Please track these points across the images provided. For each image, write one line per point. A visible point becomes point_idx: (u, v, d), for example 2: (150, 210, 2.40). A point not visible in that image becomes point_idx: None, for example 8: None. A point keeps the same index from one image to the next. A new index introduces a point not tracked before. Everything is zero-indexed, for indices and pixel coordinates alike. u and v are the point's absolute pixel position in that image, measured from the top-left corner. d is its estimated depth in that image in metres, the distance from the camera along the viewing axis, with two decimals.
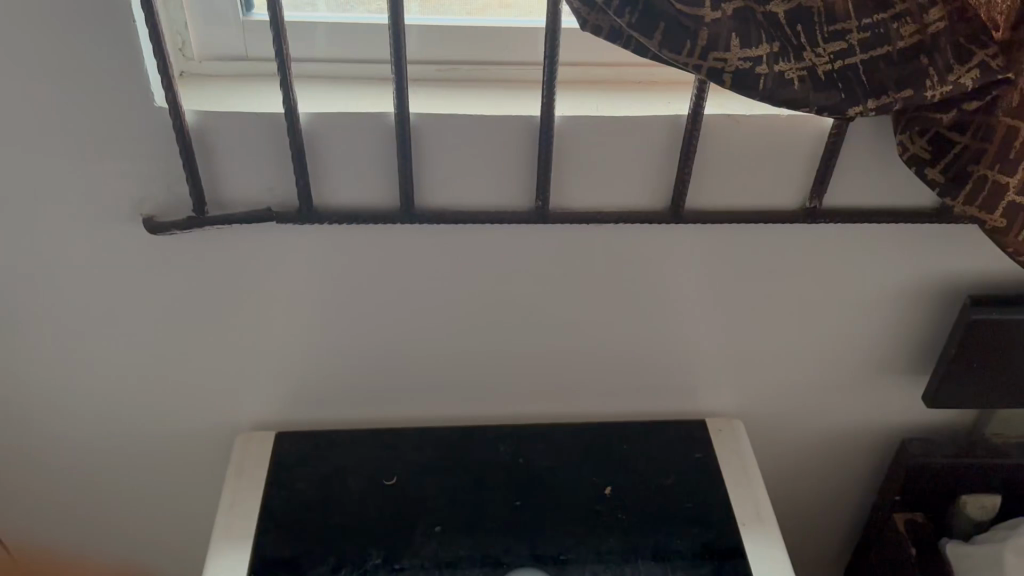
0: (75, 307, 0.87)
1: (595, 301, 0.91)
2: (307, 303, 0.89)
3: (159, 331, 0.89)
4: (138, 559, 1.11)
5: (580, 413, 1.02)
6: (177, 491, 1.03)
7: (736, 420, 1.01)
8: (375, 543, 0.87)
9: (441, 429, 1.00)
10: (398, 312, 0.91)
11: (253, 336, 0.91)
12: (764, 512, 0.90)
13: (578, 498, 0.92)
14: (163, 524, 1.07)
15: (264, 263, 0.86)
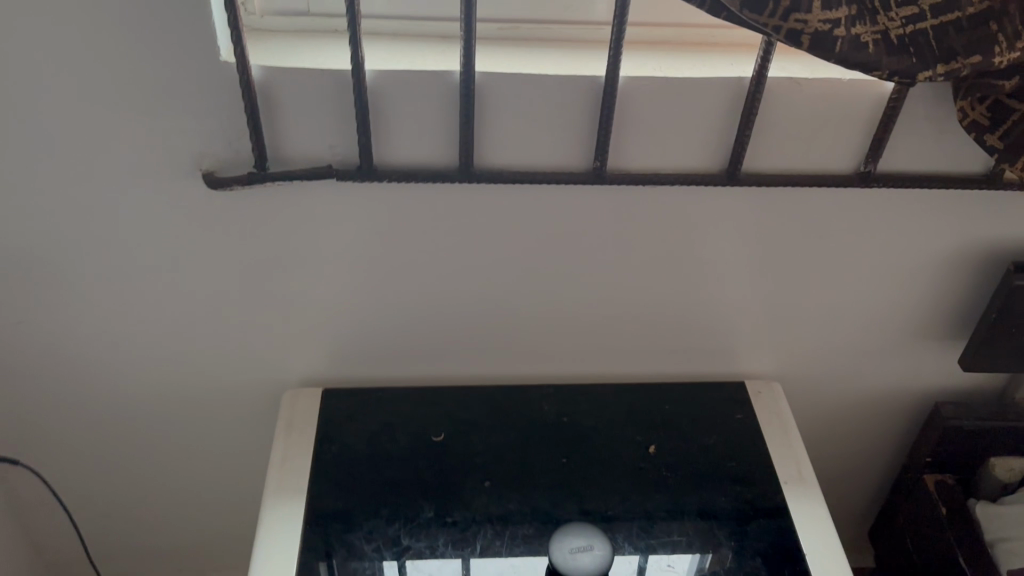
0: (130, 262, 0.87)
1: (645, 264, 0.92)
2: (360, 261, 0.90)
3: (213, 288, 0.90)
4: (183, 512, 1.13)
5: (623, 373, 1.03)
6: (222, 445, 1.05)
7: (775, 382, 1.03)
8: (426, 497, 0.89)
9: (486, 388, 1.01)
10: (451, 271, 0.92)
11: (305, 293, 0.92)
12: (805, 472, 0.93)
13: (624, 456, 0.94)
14: (207, 478, 1.09)
15: (320, 221, 0.86)
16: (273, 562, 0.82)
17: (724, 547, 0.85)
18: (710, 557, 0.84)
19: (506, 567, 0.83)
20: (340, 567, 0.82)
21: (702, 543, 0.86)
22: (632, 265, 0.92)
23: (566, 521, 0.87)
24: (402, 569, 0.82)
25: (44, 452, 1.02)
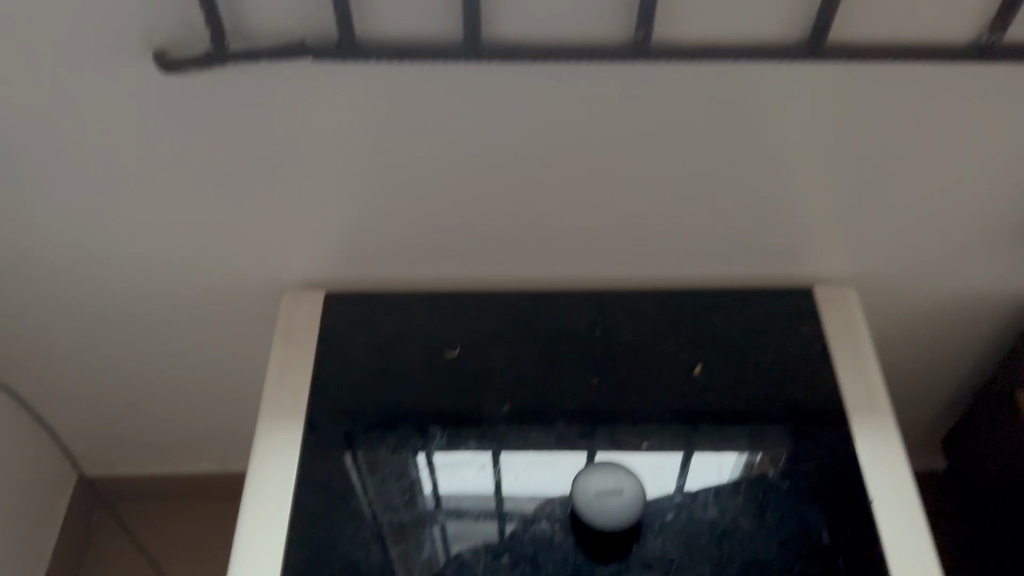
0: (86, 161, 0.75)
1: (698, 163, 0.76)
2: (352, 163, 0.75)
3: (187, 190, 0.78)
4: (199, 403, 1.08)
5: (668, 278, 0.90)
6: (227, 344, 0.97)
7: (849, 289, 0.88)
8: (437, 427, 0.80)
9: (509, 297, 0.90)
10: (461, 175, 0.76)
11: (294, 196, 0.79)
12: (878, 398, 0.80)
13: (665, 376, 0.83)
14: (218, 373, 1.02)
15: (302, 117, 0.71)
16: (276, 465, 0.76)
17: (776, 488, 0.74)
18: (761, 457, 0.77)
19: (534, 479, 0.76)
20: (365, 458, 0.77)
21: (750, 486, 0.75)
22: (682, 165, 0.76)
23: (593, 453, 0.78)
24: (430, 461, 0.77)
25: (39, 349, 0.96)
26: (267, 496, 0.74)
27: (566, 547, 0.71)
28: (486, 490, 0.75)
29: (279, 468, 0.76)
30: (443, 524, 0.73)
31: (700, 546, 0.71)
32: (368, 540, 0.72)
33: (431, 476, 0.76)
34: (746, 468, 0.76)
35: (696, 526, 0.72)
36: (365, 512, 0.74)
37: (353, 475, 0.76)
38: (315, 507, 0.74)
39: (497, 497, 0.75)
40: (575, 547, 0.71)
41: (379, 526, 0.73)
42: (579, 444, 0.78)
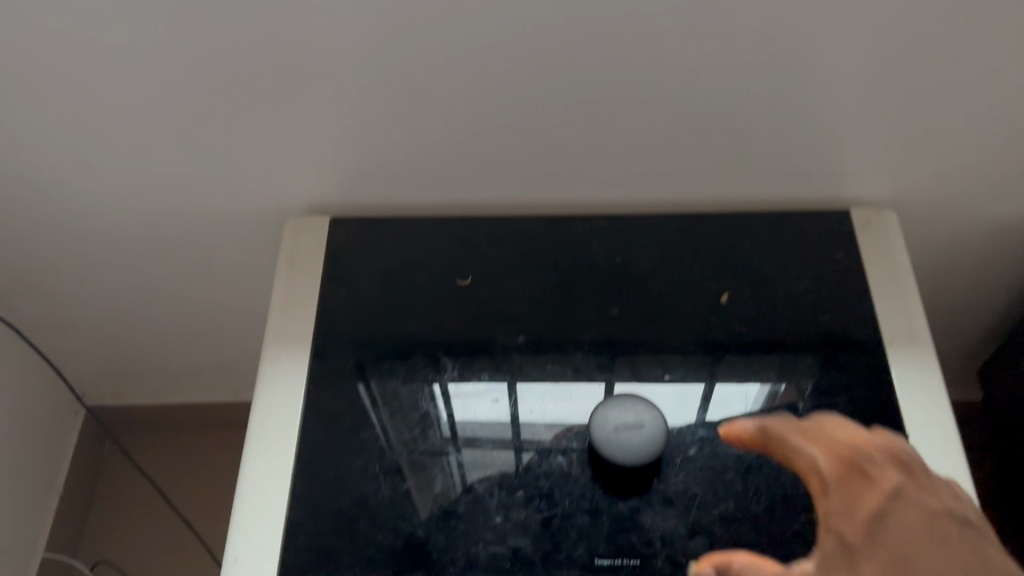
0: (65, 83, 0.69)
1: (730, 77, 0.69)
2: (353, 79, 0.70)
3: (179, 113, 0.73)
4: (208, 328, 1.05)
5: (695, 201, 0.84)
6: (233, 268, 0.94)
7: (889, 212, 0.83)
8: (449, 355, 0.76)
9: (524, 222, 0.85)
10: (471, 92, 0.71)
11: (294, 116, 0.73)
12: (917, 328, 0.75)
13: (689, 305, 0.79)
14: (226, 297, 0.99)
15: (295, 31, 0.65)
16: (281, 397, 0.73)
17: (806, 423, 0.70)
18: (785, 387, 0.73)
19: (548, 414, 0.72)
20: (378, 389, 0.74)
21: None
22: (712, 79, 0.69)
23: (612, 384, 0.74)
24: (444, 392, 0.74)
25: (40, 276, 0.93)
26: (271, 429, 0.71)
27: (584, 483, 0.68)
28: (501, 420, 0.72)
29: (284, 401, 0.72)
30: (458, 455, 0.70)
31: (724, 483, 0.67)
32: (379, 474, 0.69)
33: (446, 405, 0.73)
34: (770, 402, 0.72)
35: (721, 462, 0.68)
36: (376, 446, 0.71)
37: (368, 406, 0.73)
38: (322, 440, 0.71)
39: (514, 427, 0.71)
40: (593, 484, 0.67)
41: (391, 461, 0.70)
42: (597, 377, 0.74)
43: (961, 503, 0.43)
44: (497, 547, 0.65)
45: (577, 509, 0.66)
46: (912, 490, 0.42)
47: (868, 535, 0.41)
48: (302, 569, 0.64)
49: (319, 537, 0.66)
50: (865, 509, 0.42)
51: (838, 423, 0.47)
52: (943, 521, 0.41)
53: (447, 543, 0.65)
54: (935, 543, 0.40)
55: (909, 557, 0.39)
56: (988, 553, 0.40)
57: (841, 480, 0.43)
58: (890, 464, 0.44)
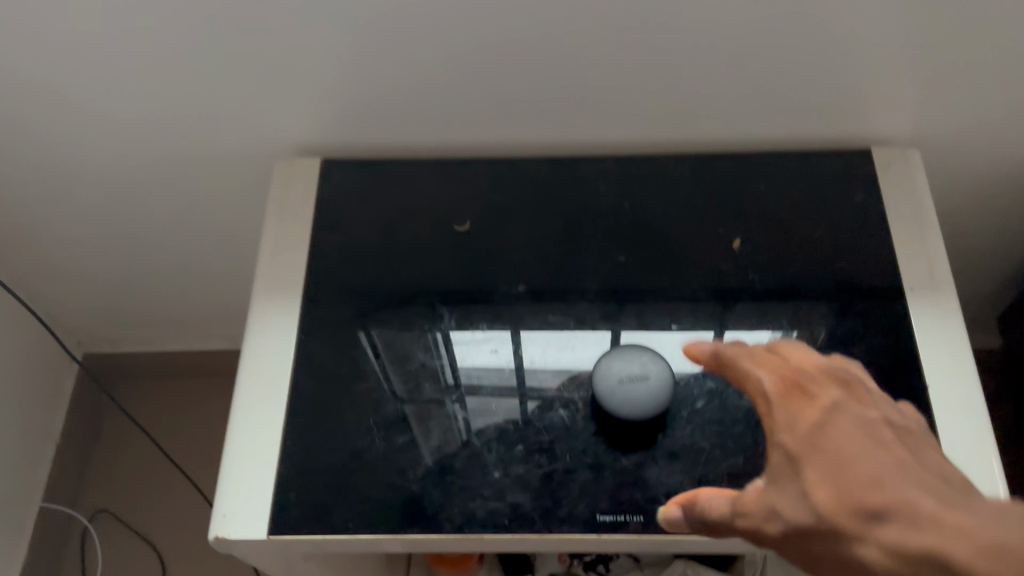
0: (32, 24, 0.64)
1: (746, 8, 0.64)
2: (338, 14, 0.65)
3: (155, 54, 0.68)
4: (204, 274, 1.03)
5: (707, 140, 0.80)
6: (226, 213, 0.90)
7: (912, 151, 0.78)
8: (451, 311, 0.73)
9: (525, 163, 0.81)
10: (465, 26, 0.66)
11: (278, 55, 0.69)
12: (940, 274, 0.71)
13: (700, 251, 0.75)
14: (220, 242, 0.96)
15: None
16: (272, 346, 0.69)
17: None
18: (797, 334, 0.69)
19: (556, 362, 0.69)
20: (379, 336, 0.71)
21: None
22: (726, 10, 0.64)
23: (617, 333, 0.70)
24: (448, 340, 0.71)
25: (26, 224, 0.90)
26: (262, 381, 0.68)
27: (586, 437, 0.65)
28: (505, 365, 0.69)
29: (275, 352, 0.69)
30: (458, 405, 0.67)
31: (733, 436, 0.64)
32: (373, 428, 0.66)
33: (448, 353, 0.70)
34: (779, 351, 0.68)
35: (731, 414, 0.65)
36: (371, 398, 0.68)
37: (370, 355, 0.70)
38: (314, 391, 0.68)
39: (518, 373, 0.69)
40: (596, 438, 0.65)
41: (387, 413, 0.67)
42: (601, 326, 0.71)
43: (901, 417, 0.42)
44: (495, 503, 0.62)
45: (578, 463, 0.64)
46: (851, 404, 0.42)
47: (808, 444, 0.40)
48: (292, 526, 0.62)
49: (311, 491, 0.64)
50: (805, 421, 0.41)
51: (785, 350, 0.47)
52: (883, 431, 0.40)
53: (444, 499, 0.63)
54: (871, 445, 0.39)
55: (847, 459, 0.38)
56: (925, 459, 0.39)
57: (783, 397, 0.43)
58: (832, 382, 0.43)
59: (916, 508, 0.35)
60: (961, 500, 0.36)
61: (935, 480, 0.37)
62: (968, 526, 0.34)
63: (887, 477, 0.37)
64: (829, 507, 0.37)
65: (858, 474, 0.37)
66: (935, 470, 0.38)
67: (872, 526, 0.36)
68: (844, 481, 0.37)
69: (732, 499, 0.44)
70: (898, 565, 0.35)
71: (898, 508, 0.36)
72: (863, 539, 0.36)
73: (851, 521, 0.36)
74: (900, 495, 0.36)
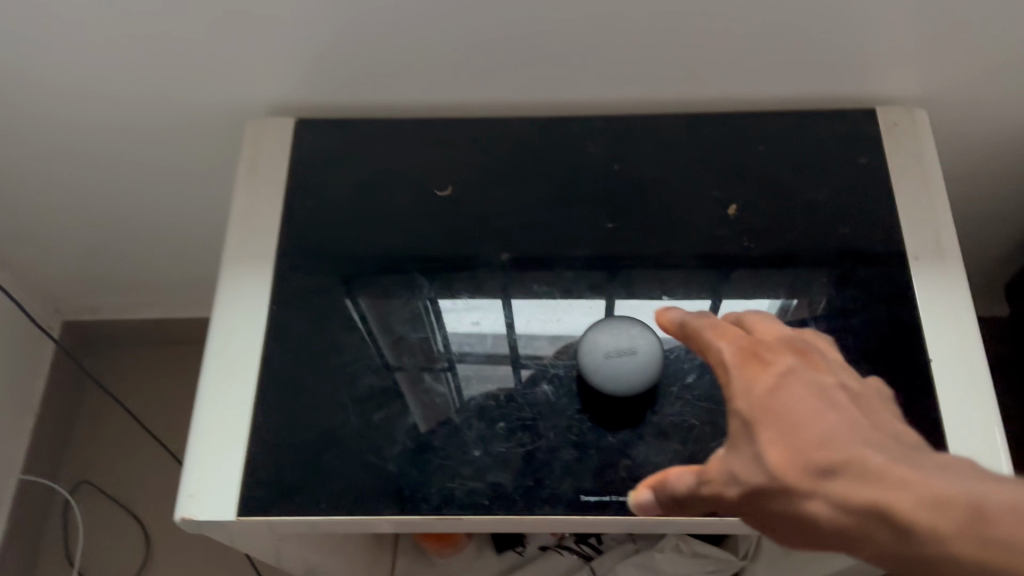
0: None
1: None
2: None
3: (112, 9, 0.64)
4: (183, 239, 0.99)
5: (702, 99, 0.75)
6: (202, 175, 0.87)
7: (920, 110, 0.73)
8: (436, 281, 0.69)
9: (511, 123, 0.76)
10: None
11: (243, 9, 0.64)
12: (947, 242, 0.67)
13: (693, 217, 0.71)
14: (198, 206, 0.93)
15: None
16: (242, 319, 0.66)
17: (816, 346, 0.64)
18: (797, 304, 0.66)
19: (550, 329, 0.66)
20: (368, 305, 0.68)
21: None
22: None
23: (612, 303, 0.67)
24: (436, 311, 0.68)
25: None
26: (231, 356, 0.65)
27: (571, 414, 0.62)
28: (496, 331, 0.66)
29: (246, 325, 0.66)
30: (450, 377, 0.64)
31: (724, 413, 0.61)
32: (347, 405, 0.63)
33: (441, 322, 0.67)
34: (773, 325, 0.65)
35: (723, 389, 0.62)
36: (346, 373, 0.65)
37: (360, 326, 0.67)
38: (286, 366, 0.65)
39: (510, 339, 0.66)
40: (581, 416, 0.62)
41: (361, 389, 0.64)
42: (588, 299, 0.68)
43: (855, 383, 0.42)
44: (474, 482, 0.59)
45: (561, 442, 0.61)
46: (805, 369, 0.41)
47: (760, 408, 0.39)
48: (261, 506, 0.60)
49: (281, 469, 0.61)
50: (759, 386, 0.40)
51: (746, 320, 0.46)
52: (836, 394, 0.40)
53: (421, 478, 0.60)
54: (822, 407, 0.38)
55: (798, 421, 0.38)
56: (876, 421, 0.39)
57: (738, 362, 0.42)
58: (787, 350, 0.43)
59: (863, 465, 0.36)
60: (905, 455, 0.36)
61: (884, 439, 0.37)
62: (910, 479, 0.34)
63: (837, 437, 0.37)
64: (780, 466, 0.37)
65: (808, 434, 0.37)
66: (883, 431, 0.38)
67: (821, 482, 0.36)
68: (796, 441, 0.37)
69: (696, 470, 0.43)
70: (844, 516, 0.35)
71: (846, 466, 0.36)
72: (813, 496, 0.36)
73: (801, 478, 0.37)
74: (848, 454, 0.36)
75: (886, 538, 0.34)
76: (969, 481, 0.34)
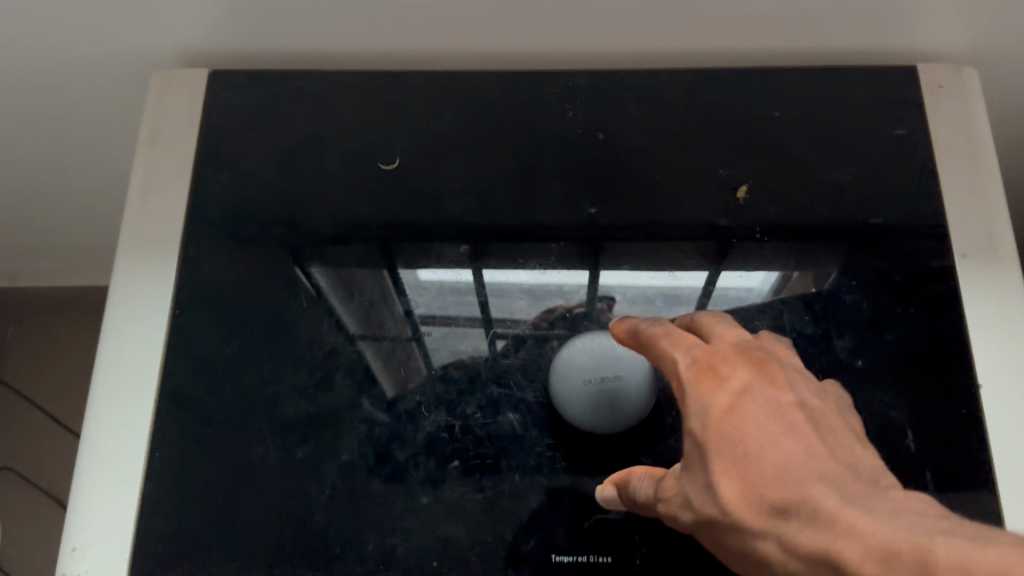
0: None
1: None
2: None
3: None
4: (102, 206, 0.85)
5: (706, 52, 0.62)
6: (114, 137, 0.73)
7: (970, 69, 0.60)
8: (396, 254, 0.57)
9: (475, 80, 0.63)
10: None
11: None
12: (1001, 238, 0.55)
13: (693, 200, 0.58)
14: (115, 171, 0.79)
15: None
16: (137, 329, 0.54)
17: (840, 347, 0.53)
18: (799, 275, 0.56)
19: (524, 282, 0.57)
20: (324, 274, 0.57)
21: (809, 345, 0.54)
22: None
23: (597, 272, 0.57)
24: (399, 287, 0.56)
25: None
26: (124, 374, 0.53)
27: (540, 449, 0.51)
28: (465, 283, 0.57)
29: (141, 336, 0.54)
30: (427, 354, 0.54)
31: None
32: (266, 435, 0.52)
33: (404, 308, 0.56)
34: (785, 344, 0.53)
35: None
36: (266, 395, 0.53)
37: (318, 298, 0.56)
38: (189, 389, 0.53)
39: (469, 349, 0.55)
40: (552, 452, 0.51)
41: (283, 416, 0.52)
42: (563, 271, 0.57)
43: (813, 396, 0.41)
44: (422, 537, 0.49)
45: (527, 487, 0.50)
46: (761, 385, 0.39)
47: (715, 433, 0.38)
48: (158, 567, 0.48)
49: (184, 519, 0.49)
50: (715, 406, 0.38)
51: (701, 321, 0.43)
52: (792, 416, 0.38)
53: (355, 529, 0.49)
54: (778, 433, 0.37)
55: (754, 451, 0.37)
56: (831, 443, 0.38)
57: (692, 375, 0.39)
58: (743, 359, 0.40)
59: (816, 507, 0.35)
60: (857, 493, 0.35)
61: (839, 470, 0.37)
62: (862, 527, 0.33)
63: (793, 472, 0.36)
64: (734, 502, 0.36)
65: (763, 467, 0.36)
66: (841, 456, 0.38)
67: (775, 522, 0.36)
68: (750, 475, 0.36)
69: (656, 481, 0.41)
70: (795, 561, 0.35)
71: (800, 506, 0.35)
72: (764, 536, 0.36)
73: (756, 517, 0.36)
74: (801, 494, 0.35)
75: None
76: (920, 532, 0.32)
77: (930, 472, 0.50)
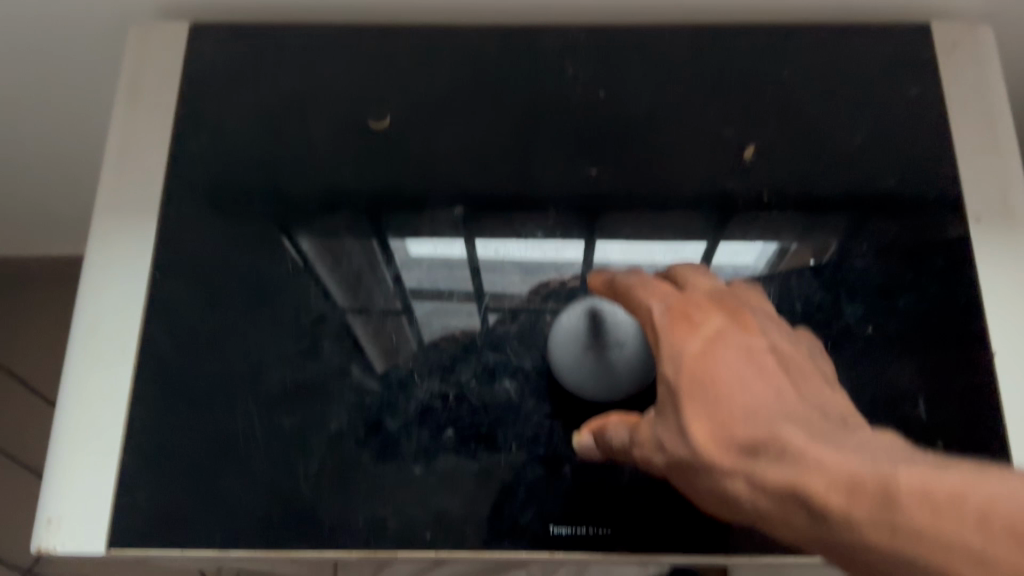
0: None
1: None
2: None
3: None
4: (88, 172, 0.83)
5: (713, 10, 0.59)
6: (100, 99, 0.70)
7: (988, 27, 0.58)
8: (387, 224, 0.55)
9: (471, 36, 0.60)
10: None
11: None
12: (1017, 201, 0.53)
13: (697, 163, 0.56)
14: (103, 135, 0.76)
15: None
16: (113, 293, 0.51)
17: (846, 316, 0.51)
18: (798, 248, 0.53)
19: (517, 257, 0.54)
20: (312, 245, 0.54)
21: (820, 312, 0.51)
22: None
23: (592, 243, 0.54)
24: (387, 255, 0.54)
25: None
26: (101, 340, 0.50)
27: (536, 419, 0.49)
28: (458, 255, 0.54)
29: (119, 301, 0.51)
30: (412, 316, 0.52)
31: None
32: (250, 405, 0.49)
33: (394, 272, 0.53)
34: (793, 308, 0.51)
35: None
36: (249, 365, 0.50)
37: (302, 265, 0.53)
38: (168, 357, 0.50)
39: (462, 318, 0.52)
40: (550, 422, 0.48)
41: (266, 386, 0.50)
42: (555, 245, 0.54)
43: (788, 342, 0.38)
44: (413, 510, 0.47)
45: (521, 457, 0.48)
46: (736, 331, 0.37)
47: (686, 375, 0.35)
48: (138, 540, 0.46)
49: (162, 491, 0.47)
50: (686, 352, 0.36)
51: (677, 272, 0.41)
52: (765, 359, 0.36)
53: (340, 502, 0.47)
54: (750, 375, 0.35)
55: (725, 393, 0.34)
56: (805, 387, 0.36)
57: (667, 325, 0.38)
58: (718, 307, 0.38)
59: (785, 444, 0.32)
60: (826, 430, 0.33)
61: (812, 412, 0.34)
62: (825, 460, 0.31)
63: (762, 411, 0.33)
64: (703, 442, 0.34)
65: (734, 408, 0.34)
66: (815, 400, 0.35)
67: (745, 461, 0.33)
68: (721, 415, 0.34)
69: (630, 427, 0.39)
70: (762, 499, 0.32)
71: (768, 443, 0.32)
72: (733, 475, 0.33)
73: (725, 456, 0.33)
74: (771, 431, 0.33)
75: (803, 523, 0.31)
76: (883, 462, 0.30)
77: (942, 440, 0.48)
